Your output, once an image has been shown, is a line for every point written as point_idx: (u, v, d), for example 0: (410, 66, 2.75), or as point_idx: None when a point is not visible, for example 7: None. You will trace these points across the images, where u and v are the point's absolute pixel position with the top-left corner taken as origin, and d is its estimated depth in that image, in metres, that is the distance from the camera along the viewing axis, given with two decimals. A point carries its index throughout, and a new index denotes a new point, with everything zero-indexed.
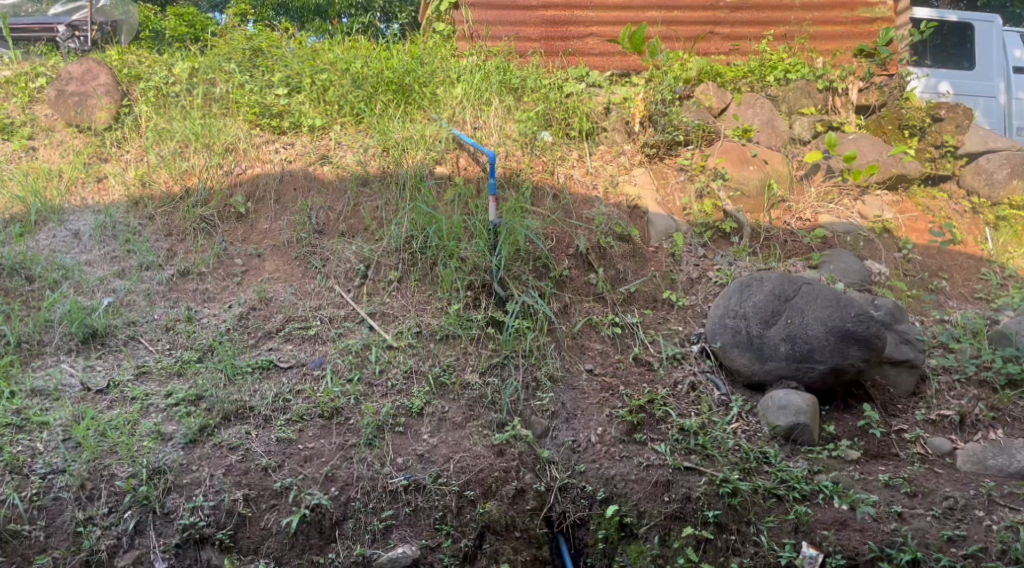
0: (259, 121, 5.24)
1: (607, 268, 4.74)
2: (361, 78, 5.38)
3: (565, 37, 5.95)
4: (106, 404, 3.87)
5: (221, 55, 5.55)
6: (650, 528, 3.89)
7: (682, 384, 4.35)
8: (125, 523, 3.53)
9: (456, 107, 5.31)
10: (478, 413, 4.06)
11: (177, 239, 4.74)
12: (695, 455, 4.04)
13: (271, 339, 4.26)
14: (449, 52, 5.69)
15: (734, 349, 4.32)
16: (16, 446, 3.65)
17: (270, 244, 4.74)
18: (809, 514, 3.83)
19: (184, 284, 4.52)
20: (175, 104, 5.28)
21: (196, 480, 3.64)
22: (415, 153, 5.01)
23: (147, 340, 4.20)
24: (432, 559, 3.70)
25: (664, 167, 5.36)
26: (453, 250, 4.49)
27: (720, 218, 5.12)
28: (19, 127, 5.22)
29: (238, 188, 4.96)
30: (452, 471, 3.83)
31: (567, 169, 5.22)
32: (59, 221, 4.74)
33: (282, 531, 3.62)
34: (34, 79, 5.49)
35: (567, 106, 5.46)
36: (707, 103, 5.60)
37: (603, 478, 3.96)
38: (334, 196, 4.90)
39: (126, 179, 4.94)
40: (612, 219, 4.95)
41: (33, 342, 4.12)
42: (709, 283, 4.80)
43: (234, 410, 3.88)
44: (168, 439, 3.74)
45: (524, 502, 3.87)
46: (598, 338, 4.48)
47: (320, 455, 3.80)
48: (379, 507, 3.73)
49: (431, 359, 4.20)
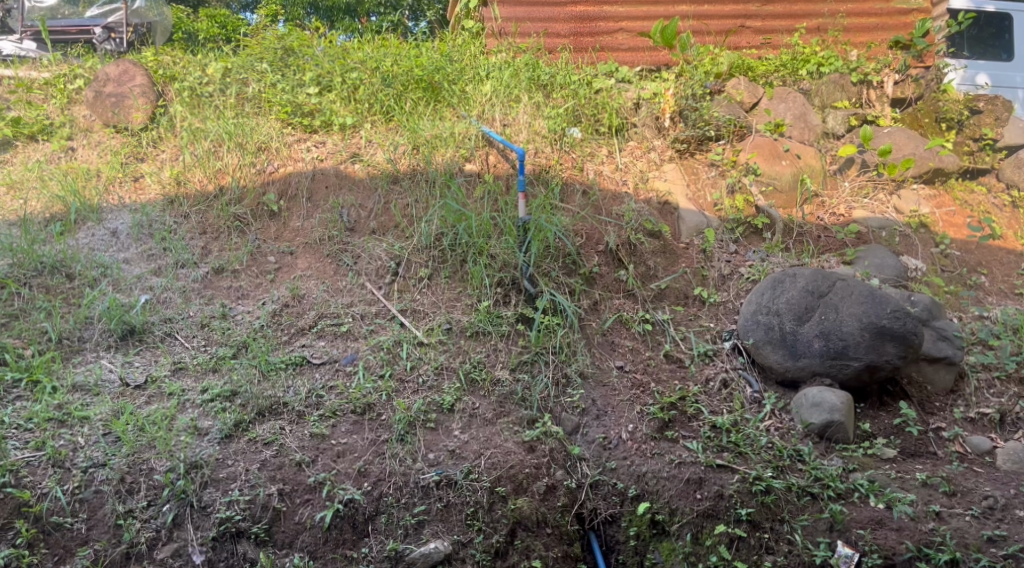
0: (291, 120, 5.32)
1: (638, 265, 4.72)
2: (390, 76, 5.40)
3: (593, 33, 5.91)
4: (144, 399, 3.92)
5: (253, 56, 5.61)
6: (682, 526, 3.89)
7: (714, 381, 4.32)
8: (163, 516, 3.58)
9: (485, 104, 5.33)
10: (509, 409, 4.07)
11: (212, 237, 4.80)
12: (728, 453, 4.01)
13: (304, 335, 4.31)
14: (478, 49, 5.71)
15: (767, 345, 4.28)
16: (58, 441, 3.70)
17: (302, 241, 4.79)
18: (844, 512, 3.79)
19: (219, 282, 4.58)
20: (209, 104, 5.36)
21: (232, 475, 3.69)
22: (444, 151, 5.05)
23: (183, 336, 4.25)
24: (464, 555, 3.72)
25: (695, 163, 5.35)
26: (482, 247, 4.51)
27: (752, 214, 5.07)
28: (58, 128, 5.30)
29: (271, 187, 5.02)
30: (484, 466, 3.84)
31: (597, 165, 5.21)
32: (97, 220, 4.81)
33: (316, 525, 3.66)
34: (73, 80, 5.56)
35: (596, 102, 5.45)
36: (738, 98, 5.54)
37: (634, 476, 3.96)
38: (365, 193, 4.95)
39: (162, 178, 5.01)
40: (643, 215, 4.93)
41: (74, 338, 4.18)
42: (741, 280, 4.76)
43: (268, 406, 3.92)
44: (204, 434, 3.79)
45: (555, 499, 3.90)
46: (629, 336, 4.48)
47: (353, 451, 3.83)
48: (411, 503, 3.75)
49: (461, 356, 4.21)
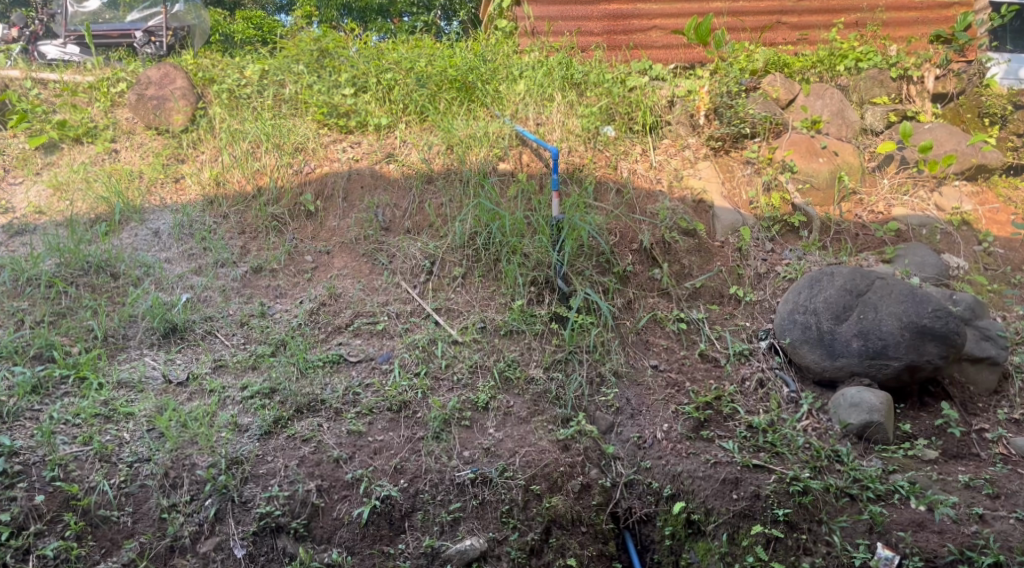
0: (327, 121, 5.39)
1: (672, 263, 4.71)
2: (424, 76, 5.44)
3: (627, 31, 5.91)
4: (186, 396, 3.98)
5: (290, 57, 5.67)
6: (718, 526, 3.86)
7: (750, 381, 4.31)
8: (206, 510, 3.63)
9: (519, 104, 5.36)
10: (543, 408, 4.09)
11: (250, 237, 4.88)
12: (764, 453, 4.00)
13: (341, 334, 4.35)
14: (511, 48, 5.74)
15: (804, 345, 4.26)
16: (104, 436, 3.76)
17: (338, 241, 4.84)
18: (884, 514, 3.76)
19: (258, 280, 4.65)
20: (247, 106, 5.45)
21: (271, 471, 3.73)
22: (478, 150, 5.07)
23: (223, 334, 4.31)
24: (499, 552, 3.74)
25: (730, 161, 5.30)
26: (516, 246, 4.54)
27: (788, 212, 5.03)
28: (102, 131, 5.41)
29: (308, 187, 5.08)
30: (519, 464, 3.86)
31: (631, 164, 5.20)
32: (141, 220, 4.90)
33: (354, 521, 3.70)
34: (116, 84, 5.67)
35: (630, 99, 5.43)
36: (774, 94, 5.48)
37: (670, 475, 3.96)
38: (400, 193, 4.99)
39: (202, 179, 5.10)
40: (677, 213, 4.91)
41: (118, 336, 4.25)
42: (777, 278, 4.73)
43: (306, 403, 3.96)
44: (245, 430, 3.85)
45: (589, 497, 3.92)
46: (663, 335, 4.47)
47: (389, 448, 3.86)
48: (447, 500, 3.78)
49: (496, 354, 4.24)
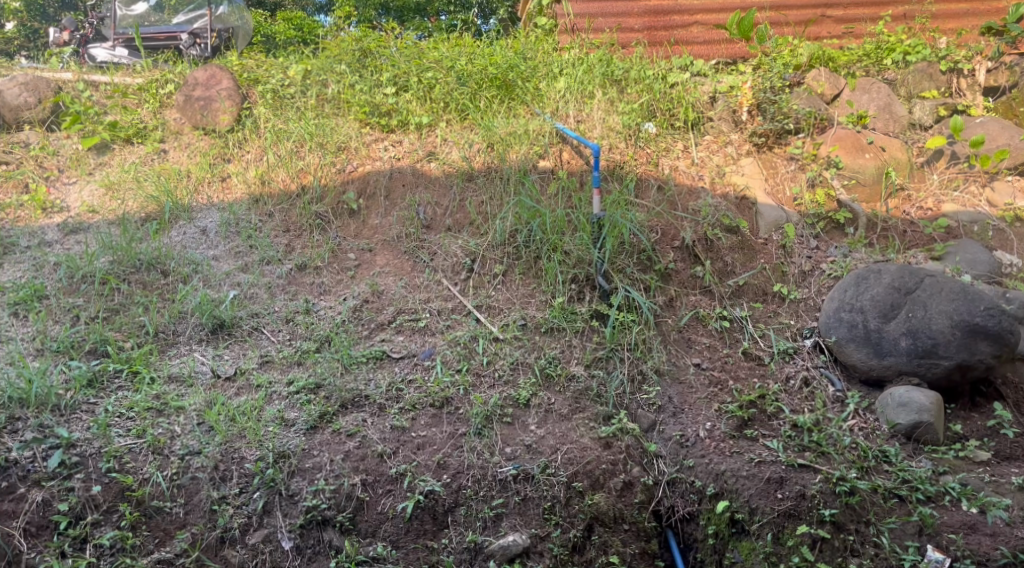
0: (370, 120, 5.44)
1: (715, 261, 4.68)
2: (465, 75, 5.46)
3: (667, 27, 5.88)
4: (234, 391, 4.05)
5: (332, 57, 5.70)
6: (763, 526, 3.81)
7: (795, 379, 4.28)
8: (254, 503, 3.68)
9: (560, 101, 5.37)
10: (585, 405, 4.09)
11: (295, 235, 4.94)
12: (809, 452, 3.97)
13: (384, 331, 4.40)
14: (550, 46, 5.77)
15: (851, 344, 4.23)
16: (157, 429, 3.80)
17: (380, 239, 4.89)
18: (934, 516, 3.71)
19: (302, 278, 4.71)
20: (291, 105, 5.55)
21: (317, 465, 3.78)
22: (519, 148, 5.10)
23: (269, 331, 4.38)
24: (542, 548, 3.74)
25: (774, 157, 5.22)
26: (556, 244, 4.55)
27: (834, 208, 4.98)
28: (151, 132, 5.52)
29: (350, 185, 5.15)
30: (560, 462, 3.87)
31: (672, 160, 5.18)
32: (189, 219, 4.99)
33: (398, 515, 3.73)
34: (164, 85, 5.79)
35: (672, 95, 5.40)
36: (819, 90, 5.41)
37: (713, 474, 3.93)
38: (441, 191, 5.03)
39: (248, 178, 5.20)
40: (719, 210, 4.89)
41: (168, 331, 4.32)
42: (822, 276, 4.69)
43: (350, 398, 4.01)
44: (291, 424, 3.89)
45: (632, 495, 3.92)
46: (706, 333, 4.45)
47: (432, 443, 3.90)
48: (489, 495, 3.80)
49: (537, 351, 4.25)
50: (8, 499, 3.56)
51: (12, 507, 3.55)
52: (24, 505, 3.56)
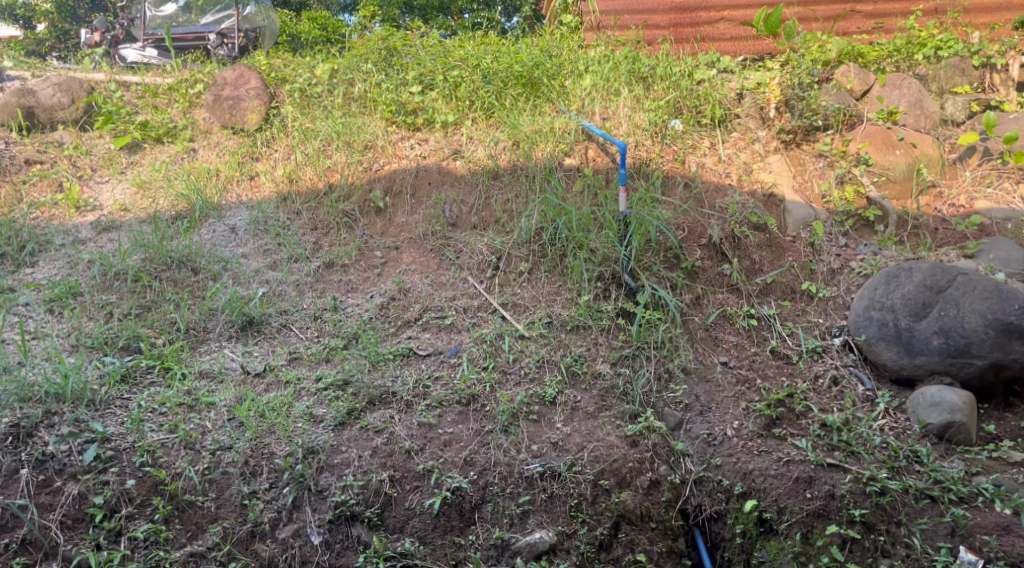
0: (396, 119, 5.47)
1: (742, 259, 4.66)
2: (491, 73, 5.47)
3: (694, 23, 5.87)
4: (264, 387, 4.08)
5: (359, 57, 5.75)
6: (792, 526, 3.83)
7: (823, 378, 4.24)
8: (284, 498, 3.71)
9: (586, 99, 5.37)
10: (611, 403, 4.09)
11: (322, 233, 4.98)
12: (839, 452, 3.93)
13: (410, 328, 4.42)
14: (577, 43, 5.76)
15: (881, 342, 4.20)
16: (188, 424, 3.85)
17: (407, 237, 4.92)
18: (967, 517, 3.68)
19: (329, 275, 4.74)
20: (318, 104, 5.59)
21: (346, 461, 3.80)
22: (544, 145, 5.10)
23: (298, 328, 4.41)
24: (568, 545, 3.76)
25: (802, 154, 5.19)
26: (583, 242, 4.55)
27: (863, 206, 4.93)
28: (181, 131, 5.59)
29: (377, 183, 5.17)
30: (587, 459, 3.88)
31: (699, 158, 5.16)
32: (218, 217, 5.04)
33: (425, 511, 3.75)
34: (194, 85, 5.87)
35: (698, 93, 5.39)
36: (848, 86, 5.36)
37: (741, 473, 3.92)
38: (467, 189, 5.05)
39: (276, 176, 5.25)
40: (747, 208, 4.84)
41: (199, 328, 4.36)
42: (851, 274, 4.65)
43: (378, 395, 4.03)
44: (320, 421, 3.92)
45: (658, 493, 3.91)
46: (733, 331, 4.43)
47: (459, 440, 3.91)
48: (516, 493, 3.82)
49: (562, 349, 4.25)
50: (45, 492, 3.61)
51: (49, 500, 3.60)
52: (60, 498, 3.60)
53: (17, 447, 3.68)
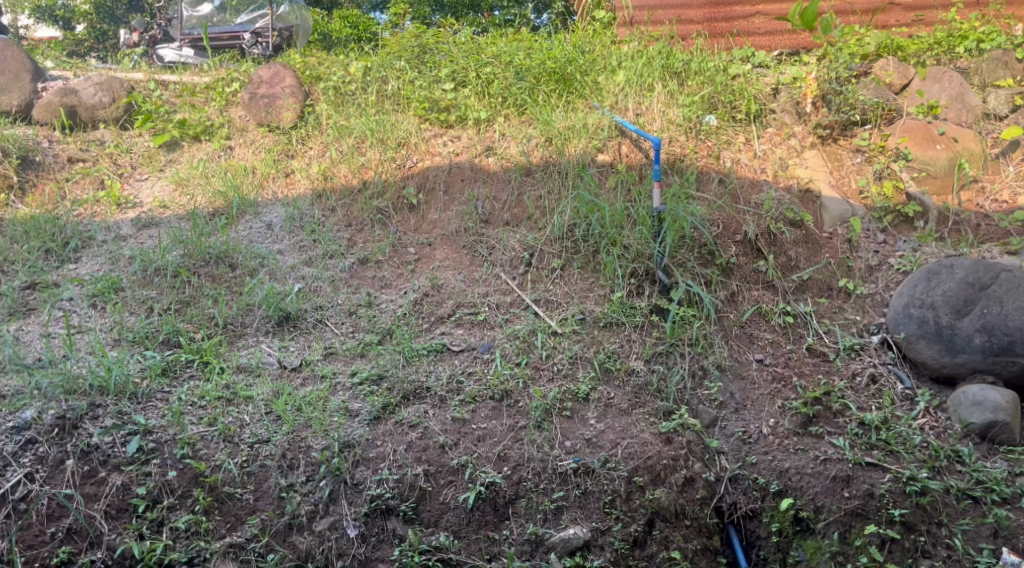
0: (428, 116, 5.49)
1: (778, 255, 4.61)
2: (523, 70, 5.50)
3: (729, 18, 5.82)
4: (300, 381, 4.13)
5: (392, 54, 5.78)
6: (829, 525, 3.81)
7: (862, 376, 4.20)
8: (320, 491, 3.74)
9: (619, 94, 5.34)
10: (645, 400, 4.08)
11: (357, 229, 5.01)
12: (878, 451, 3.91)
13: (443, 324, 4.43)
14: (610, 39, 5.74)
15: (921, 341, 4.16)
16: (227, 417, 3.90)
17: (440, 233, 4.94)
18: (1010, 518, 3.69)
19: (364, 271, 4.77)
20: (352, 102, 5.62)
21: (381, 455, 3.83)
22: (577, 142, 5.09)
23: (333, 323, 4.45)
24: (602, 542, 3.74)
25: (839, 149, 5.15)
26: (616, 238, 4.54)
27: (902, 201, 4.86)
28: (218, 129, 5.65)
29: (410, 180, 5.20)
30: (621, 456, 3.86)
31: (734, 153, 5.09)
32: (255, 214, 5.09)
33: (460, 506, 3.76)
34: (230, 84, 5.95)
35: (733, 88, 5.35)
36: (888, 79, 5.26)
37: (777, 471, 3.90)
38: (500, 186, 5.06)
39: (311, 174, 5.29)
40: (783, 204, 4.79)
41: (237, 323, 4.41)
42: (890, 271, 4.62)
43: (412, 390, 4.05)
44: (355, 415, 3.95)
45: (693, 491, 3.88)
46: (769, 328, 4.40)
47: (492, 436, 3.92)
48: (550, 488, 3.81)
49: (596, 345, 4.24)
50: (90, 482, 3.66)
51: (93, 490, 3.64)
52: (105, 488, 3.65)
53: (63, 438, 3.73)
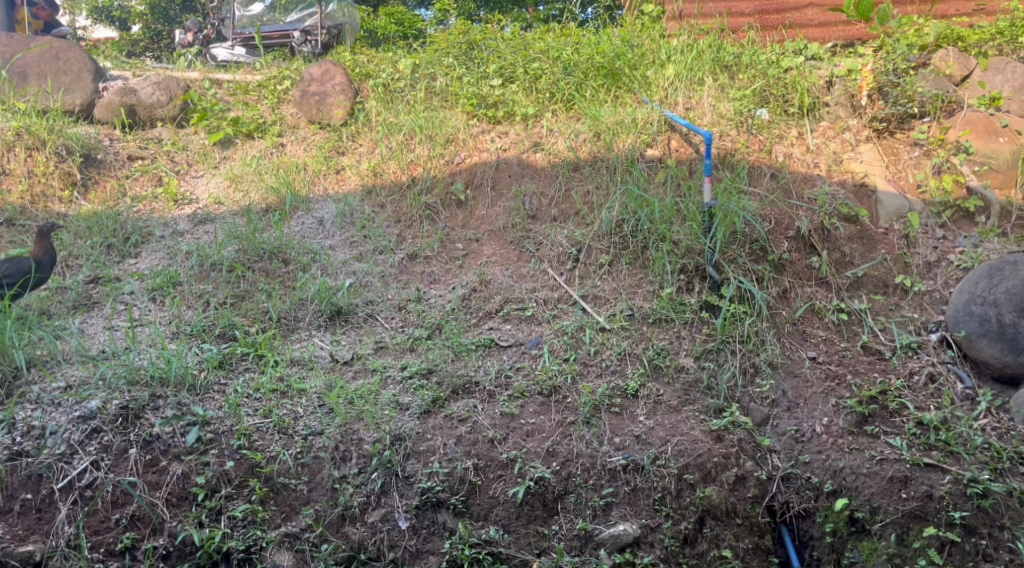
0: (477, 112, 5.48)
1: (832, 251, 4.54)
2: (572, 65, 5.46)
3: (781, 10, 5.72)
4: (352, 374, 4.17)
5: (440, 51, 5.82)
6: (886, 526, 3.74)
7: (919, 375, 4.12)
8: (372, 483, 3.78)
9: (668, 89, 5.30)
10: (695, 397, 4.05)
11: (405, 225, 5.05)
12: (937, 452, 3.84)
13: (491, 319, 4.44)
14: (659, 33, 5.67)
15: (982, 339, 4.09)
16: (282, 410, 3.95)
17: (487, 229, 4.95)
18: None
19: (413, 267, 4.80)
20: (401, 99, 5.65)
21: (431, 448, 3.85)
22: (626, 137, 5.05)
23: (383, 318, 4.49)
24: (653, 539, 3.72)
25: (896, 143, 5.03)
26: (665, 234, 4.50)
27: (962, 196, 4.77)
28: (270, 126, 5.74)
29: (458, 176, 5.22)
30: (671, 453, 3.84)
31: (786, 148, 5.02)
32: (307, 210, 5.15)
33: (509, 500, 3.76)
34: (282, 82, 6.02)
35: (786, 81, 5.25)
36: (947, 70, 5.17)
37: (831, 470, 3.85)
38: (547, 181, 5.05)
39: (361, 170, 5.34)
40: (837, 199, 4.71)
41: (290, 318, 4.47)
42: (949, 267, 4.52)
43: (461, 384, 4.06)
44: (405, 409, 3.97)
45: (744, 489, 3.83)
46: (822, 325, 4.33)
47: (541, 431, 3.92)
48: (599, 484, 3.80)
49: (644, 342, 4.21)
50: (152, 471, 3.73)
51: (155, 479, 3.71)
52: (166, 477, 3.72)
53: (126, 428, 3.81)
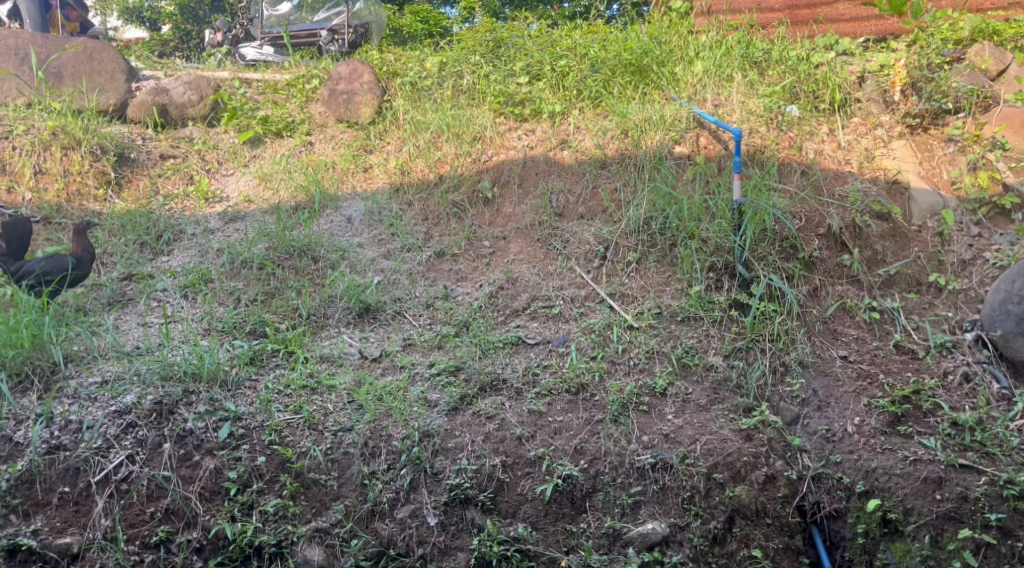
0: (504, 110, 5.49)
1: (864, 249, 4.49)
2: (599, 62, 5.44)
3: (812, 5, 5.67)
4: (380, 371, 4.18)
5: (467, 49, 5.80)
6: (919, 527, 3.70)
7: (954, 375, 4.07)
8: (401, 479, 3.78)
9: (697, 85, 5.27)
10: (724, 396, 4.02)
11: (433, 223, 5.06)
12: (972, 453, 3.79)
13: (519, 317, 4.44)
14: (686, 30, 5.62)
15: (1019, 338, 4.05)
16: (312, 406, 3.97)
17: (514, 227, 4.95)
18: None
19: (440, 264, 4.81)
20: (428, 97, 5.66)
21: (459, 445, 3.85)
22: (654, 133, 5.01)
23: (411, 315, 4.50)
24: (682, 538, 3.71)
25: (930, 139, 4.95)
26: (694, 231, 4.47)
27: (998, 193, 4.67)
28: (299, 125, 5.78)
29: (485, 174, 5.22)
30: (700, 452, 3.80)
31: (817, 144, 4.95)
32: (336, 208, 5.18)
33: (537, 498, 3.76)
34: (310, 80, 6.05)
35: (817, 77, 5.18)
36: (983, 65, 5.07)
37: (863, 470, 3.80)
38: (574, 178, 5.04)
39: (389, 168, 5.36)
40: (869, 196, 4.66)
41: (319, 314, 4.49)
42: (985, 265, 4.46)
43: (489, 381, 4.06)
44: (433, 405, 3.97)
45: (775, 489, 3.79)
46: (854, 324, 4.28)
47: (569, 429, 3.90)
48: (627, 483, 3.78)
49: (673, 340, 4.18)
50: (185, 465, 3.77)
51: (189, 473, 3.75)
52: (199, 471, 3.75)
53: (160, 423, 3.85)
